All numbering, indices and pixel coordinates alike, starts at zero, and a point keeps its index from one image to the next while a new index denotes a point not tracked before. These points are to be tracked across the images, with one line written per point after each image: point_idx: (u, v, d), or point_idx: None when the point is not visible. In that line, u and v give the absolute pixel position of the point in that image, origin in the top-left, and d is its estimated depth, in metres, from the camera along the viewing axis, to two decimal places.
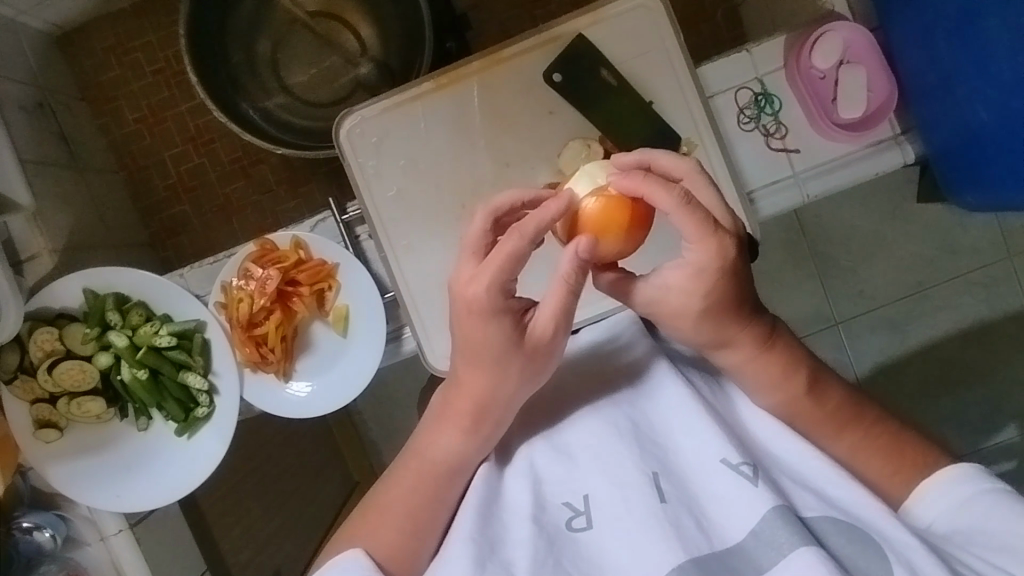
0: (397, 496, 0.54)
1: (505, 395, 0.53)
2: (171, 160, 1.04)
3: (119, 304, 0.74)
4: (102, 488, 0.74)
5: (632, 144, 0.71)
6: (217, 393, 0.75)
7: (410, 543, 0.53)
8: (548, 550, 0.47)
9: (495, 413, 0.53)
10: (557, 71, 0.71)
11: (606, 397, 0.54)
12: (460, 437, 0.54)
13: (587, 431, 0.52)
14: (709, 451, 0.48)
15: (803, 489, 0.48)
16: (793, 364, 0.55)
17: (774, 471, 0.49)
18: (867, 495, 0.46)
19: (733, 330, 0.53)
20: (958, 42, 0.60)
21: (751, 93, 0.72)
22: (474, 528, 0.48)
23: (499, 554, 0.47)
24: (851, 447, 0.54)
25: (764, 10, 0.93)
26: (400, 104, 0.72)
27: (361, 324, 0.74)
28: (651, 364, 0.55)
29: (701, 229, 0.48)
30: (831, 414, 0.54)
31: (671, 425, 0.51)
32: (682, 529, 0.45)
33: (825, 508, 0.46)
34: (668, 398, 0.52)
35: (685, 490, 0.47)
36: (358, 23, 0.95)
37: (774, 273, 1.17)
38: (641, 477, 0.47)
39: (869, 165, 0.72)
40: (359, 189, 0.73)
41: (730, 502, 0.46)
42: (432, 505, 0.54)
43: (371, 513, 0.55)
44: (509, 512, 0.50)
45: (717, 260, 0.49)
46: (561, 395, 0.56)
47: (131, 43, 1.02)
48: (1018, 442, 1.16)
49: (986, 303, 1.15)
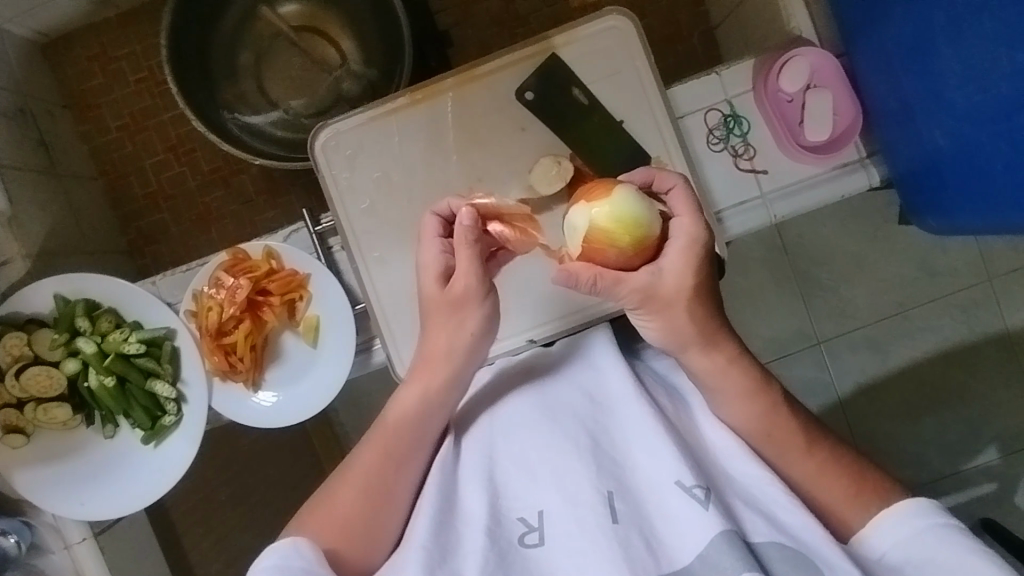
0: (363, 461, 0.56)
1: (462, 352, 0.59)
2: (152, 168, 1.05)
3: (89, 310, 0.74)
4: (67, 494, 0.73)
5: (602, 163, 0.72)
6: (185, 402, 0.75)
7: (366, 513, 0.54)
8: (499, 564, 0.47)
9: (454, 373, 0.58)
10: (529, 90, 0.72)
11: (567, 408, 0.54)
12: (418, 393, 0.58)
13: (546, 443, 0.51)
14: (664, 472, 0.48)
15: (754, 513, 0.48)
16: (763, 383, 0.55)
17: (727, 494, 0.49)
18: (815, 525, 0.47)
19: (713, 331, 0.54)
20: (915, 70, 0.61)
21: (720, 115, 0.74)
22: (428, 536, 0.49)
23: (450, 564, 0.47)
24: (808, 471, 0.54)
25: (739, 33, 0.95)
26: (375, 118, 0.73)
27: (330, 335, 0.74)
28: (614, 377, 0.55)
29: (691, 208, 0.55)
30: (779, 444, 0.54)
31: (630, 442, 0.51)
32: (632, 550, 0.45)
33: (774, 535, 0.46)
34: (629, 415, 0.52)
35: (638, 510, 0.47)
36: (341, 37, 0.96)
37: (756, 292, 1.18)
38: (595, 495, 0.47)
39: (835, 187, 0.73)
40: (333, 201, 0.74)
41: (681, 523, 0.46)
42: (388, 469, 0.56)
43: (328, 492, 0.56)
44: (464, 526, 0.50)
45: (698, 236, 0.53)
46: (523, 403, 0.56)
47: (114, 51, 1.03)
48: (998, 464, 1.17)
49: (966, 325, 1.16)
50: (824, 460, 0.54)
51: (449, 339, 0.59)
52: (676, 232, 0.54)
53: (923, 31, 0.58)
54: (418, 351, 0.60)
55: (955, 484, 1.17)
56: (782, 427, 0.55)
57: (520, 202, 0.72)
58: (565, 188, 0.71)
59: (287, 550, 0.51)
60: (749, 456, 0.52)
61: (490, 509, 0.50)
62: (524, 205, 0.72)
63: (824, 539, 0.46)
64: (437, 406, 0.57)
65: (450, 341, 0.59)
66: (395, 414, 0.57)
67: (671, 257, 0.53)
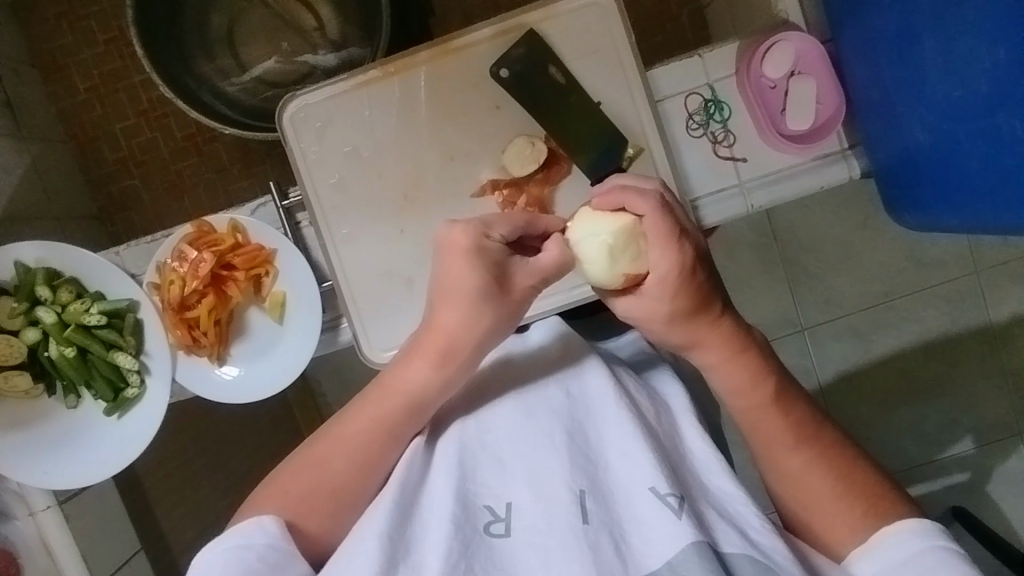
0: (356, 425, 0.55)
1: (475, 336, 0.54)
2: (122, 133, 1.03)
3: (50, 279, 0.73)
4: (29, 463, 0.72)
5: (576, 146, 0.70)
6: (149, 373, 0.75)
7: (352, 480, 0.54)
8: (462, 553, 0.45)
9: (467, 351, 0.55)
10: (505, 66, 0.70)
11: (545, 406, 0.52)
12: (427, 372, 0.55)
13: (522, 440, 0.50)
14: (641, 477, 0.47)
15: (727, 524, 0.46)
16: (761, 374, 0.54)
17: (700, 503, 0.47)
18: (783, 544, 0.45)
19: (700, 326, 0.53)
20: (899, 62, 0.59)
21: (701, 100, 0.72)
22: (387, 525, 0.46)
23: (411, 556, 0.45)
24: (799, 468, 0.53)
25: (727, 12, 0.93)
26: (347, 91, 0.71)
27: (298, 310, 0.73)
28: (593, 376, 0.53)
29: (666, 237, 0.51)
30: (766, 438, 0.54)
31: (607, 445, 0.49)
32: (601, 551, 0.43)
33: (745, 547, 0.44)
34: (611, 420, 0.50)
35: (611, 512, 0.46)
36: (319, 3, 0.94)
37: (739, 277, 1.17)
38: (566, 493, 0.46)
39: (814, 178, 0.72)
40: (301, 175, 0.72)
41: (652, 529, 0.44)
42: (382, 444, 0.54)
43: (300, 462, 0.55)
44: (426, 513, 0.48)
45: (678, 267, 0.51)
46: (501, 400, 0.54)
47: (83, 10, 1.00)
48: (972, 454, 1.17)
49: (949, 317, 1.16)
50: (799, 458, 0.53)
51: (463, 322, 0.54)
52: (653, 268, 0.52)
53: (907, 22, 0.56)
54: (423, 324, 0.56)
55: (931, 473, 1.18)
56: (764, 417, 0.54)
57: (491, 182, 0.70)
58: (537, 170, 0.70)
59: (258, 530, 0.50)
60: (726, 469, 0.50)
61: (459, 494, 0.48)
62: (495, 184, 0.70)
63: (792, 561, 0.44)
64: (443, 385, 0.55)
65: (460, 325, 0.54)
66: (394, 389, 0.55)
67: (648, 293, 0.53)
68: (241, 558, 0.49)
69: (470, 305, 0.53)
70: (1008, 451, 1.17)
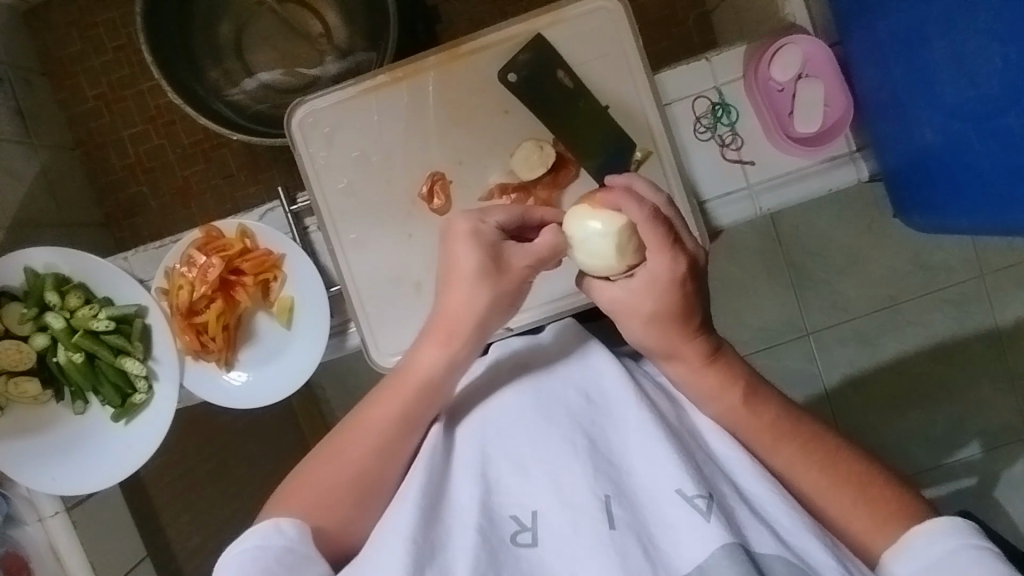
0: (378, 410, 0.55)
1: (480, 315, 0.56)
2: (130, 140, 1.03)
3: (59, 284, 0.73)
4: (37, 468, 0.72)
5: (584, 149, 0.70)
6: (156, 379, 0.74)
7: (369, 468, 0.54)
8: (490, 562, 0.44)
9: (474, 331, 0.56)
10: (513, 71, 0.70)
11: (564, 409, 0.51)
12: (439, 353, 0.56)
13: (543, 445, 0.49)
14: (665, 481, 0.46)
15: (760, 524, 0.45)
16: (731, 379, 0.54)
17: (731, 501, 0.46)
18: (818, 541, 0.44)
19: (684, 326, 0.53)
20: (907, 64, 0.59)
21: (709, 103, 0.72)
22: (415, 529, 0.46)
23: (437, 560, 0.45)
24: (816, 477, 0.51)
25: (734, 17, 0.93)
26: (355, 95, 0.71)
27: (306, 316, 0.73)
28: (613, 378, 0.53)
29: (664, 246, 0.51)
30: (750, 440, 0.53)
31: (629, 450, 0.49)
32: (629, 558, 0.43)
33: (780, 548, 0.43)
34: (631, 426, 0.50)
35: (638, 517, 0.45)
36: (327, 10, 0.94)
37: (746, 281, 1.17)
38: (592, 500, 0.45)
39: (824, 181, 0.71)
40: (310, 179, 0.72)
41: (681, 532, 0.44)
42: (401, 429, 0.54)
43: (319, 463, 0.54)
44: (453, 519, 0.48)
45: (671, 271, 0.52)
46: (517, 403, 0.53)
47: (93, 17, 1.01)
48: (980, 458, 1.17)
49: (956, 321, 1.16)
50: (825, 460, 0.51)
51: (466, 304, 0.55)
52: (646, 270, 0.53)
53: (914, 25, 0.56)
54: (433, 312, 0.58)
55: (938, 478, 1.17)
56: (744, 413, 0.53)
57: (499, 186, 0.70)
58: (546, 173, 0.69)
59: (269, 530, 0.50)
60: (755, 471, 0.49)
61: (483, 505, 0.47)
62: (503, 188, 0.70)
63: (828, 560, 0.43)
64: (452, 368, 0.56)
65: (466, 306, 0.55)
66: (411, 373, 0.55)
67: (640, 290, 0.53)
68: (253, 559, 0.48)
69: (477, 284, 0.55)
70: (1016, 456, 1.16)
